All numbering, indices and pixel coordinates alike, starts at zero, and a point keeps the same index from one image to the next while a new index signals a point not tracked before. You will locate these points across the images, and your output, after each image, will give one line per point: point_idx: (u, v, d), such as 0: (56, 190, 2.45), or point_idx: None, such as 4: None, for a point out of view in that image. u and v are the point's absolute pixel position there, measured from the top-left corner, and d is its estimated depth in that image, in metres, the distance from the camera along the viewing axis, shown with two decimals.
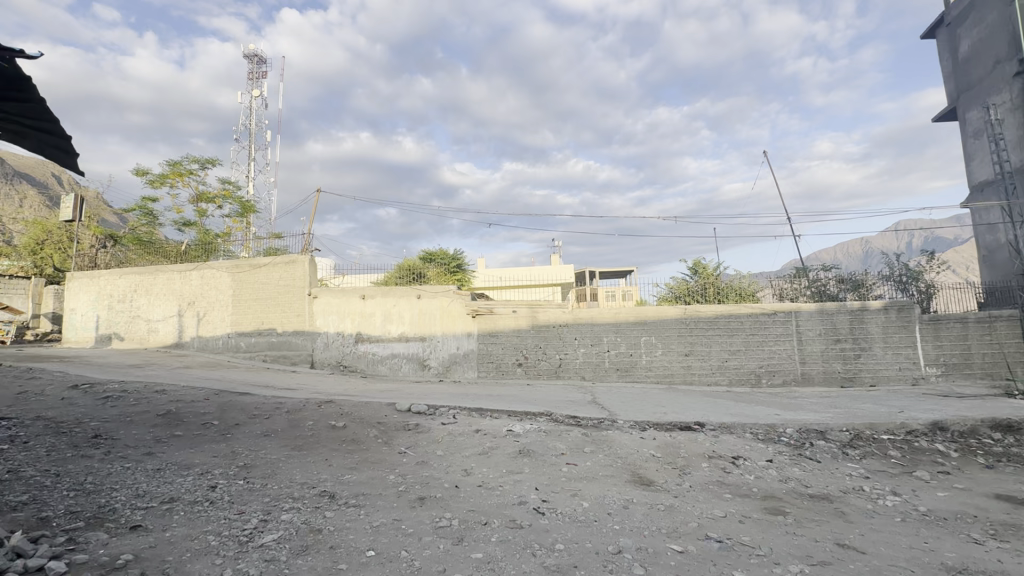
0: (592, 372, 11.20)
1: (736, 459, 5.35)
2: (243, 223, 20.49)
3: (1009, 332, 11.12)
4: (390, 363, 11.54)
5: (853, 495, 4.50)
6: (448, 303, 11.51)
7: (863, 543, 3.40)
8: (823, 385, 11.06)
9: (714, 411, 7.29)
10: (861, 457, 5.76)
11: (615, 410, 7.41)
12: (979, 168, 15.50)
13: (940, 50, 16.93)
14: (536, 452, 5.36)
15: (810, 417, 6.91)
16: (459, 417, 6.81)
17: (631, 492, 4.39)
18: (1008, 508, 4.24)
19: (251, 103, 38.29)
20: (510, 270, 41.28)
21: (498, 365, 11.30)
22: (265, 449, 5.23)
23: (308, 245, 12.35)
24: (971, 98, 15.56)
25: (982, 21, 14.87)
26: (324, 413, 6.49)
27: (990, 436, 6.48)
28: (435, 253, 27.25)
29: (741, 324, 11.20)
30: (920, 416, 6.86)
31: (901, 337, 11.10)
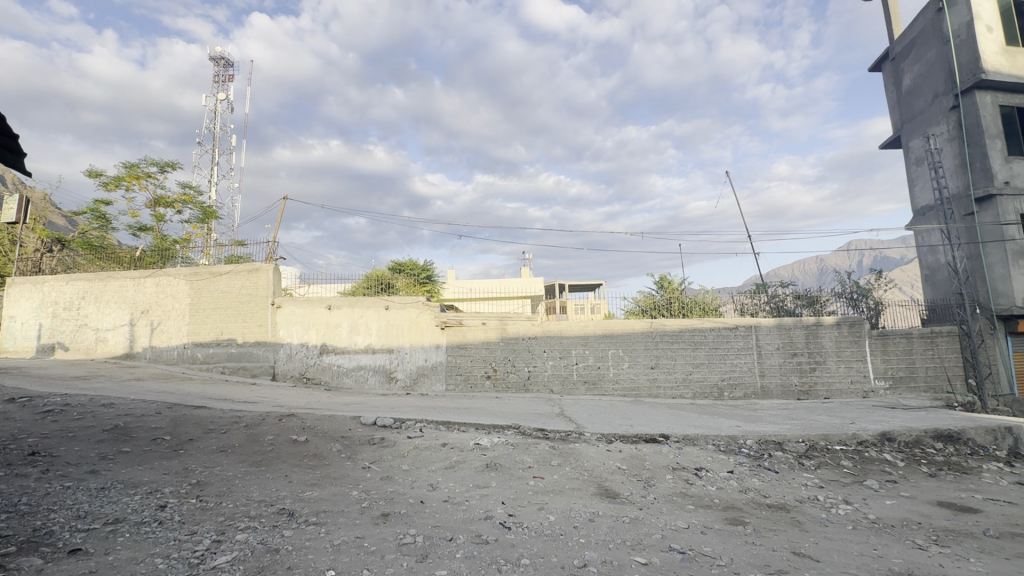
0: (561, 385, 11.25)
1: (699, 471, 5.47)
2: (204, 229, 19.75)
3: (949, 347, 11.96)
4: (356, 376, 11.28)
5: (808, 504, 4.66)
6: (417, 315, 11.38)
7: (817, 552, 3.51)
8: (782, 397, 11.46)
9: (678, 423, 7.43)
10: (816, 467, 5.98)
11: (582, 423, 7.46)
12: (921, 193, 16.55)
13: (885, 82, 18.13)
14: (503, 466, 5.33)
15: (769, 428, 7.14)
16: (425, 430, 6.70)
17: (597, 505, 4.41)
18: (949, 514, 4.49)
19: (216, 106, 37.33)
20: (480, 282, 41.37)
21: (466, 378, 11.22)
22: (222, 466, 5.01)
23: (273, 253, 12.03)
24: (913, 128, 16.66)
25: (922, 58, 16.01)
26: (285, 427, 6.28)
27: (933, 446, 6.85)
28: (405, 264, 26.99)
29: (705, 338, 11.52)
30: (871, 427, 7.17)
31: (852, 351, 11.64)
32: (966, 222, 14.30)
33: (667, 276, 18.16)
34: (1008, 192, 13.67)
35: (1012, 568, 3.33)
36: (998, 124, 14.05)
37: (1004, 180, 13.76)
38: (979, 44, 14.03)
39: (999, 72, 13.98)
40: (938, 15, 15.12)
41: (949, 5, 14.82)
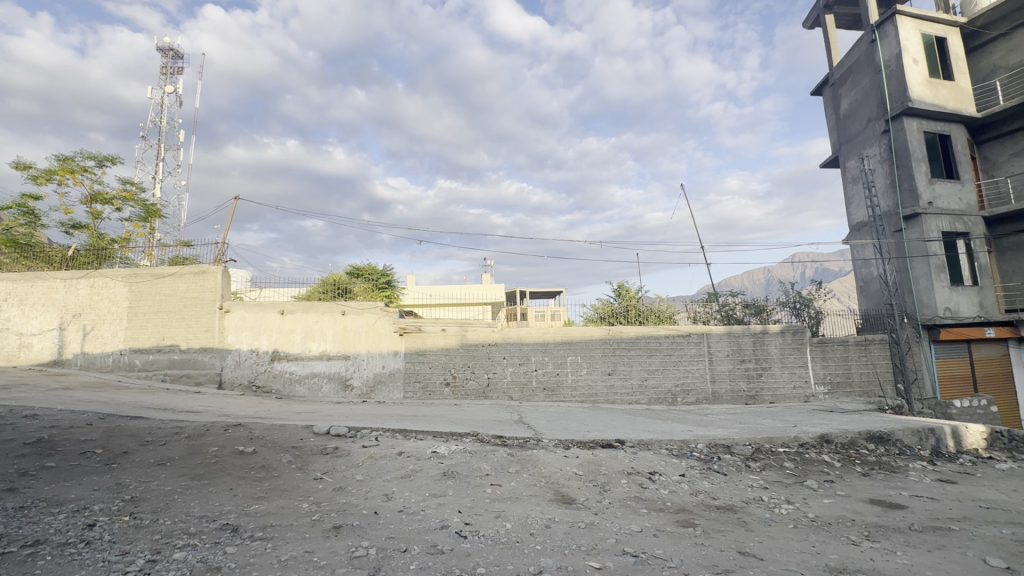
0: (520, 392, 11.28)
1: (652, 475, 5.60)
2: (146, 228, 18.62)
3: (880, 354, 12.84)
4: (309, 384, 10.89)
5: (754, 505, 4.86)
6: (375, 321, 11.14)
7: (762, 551, 3.67)
8: (731, 402, 11.93)
9: (634, 429, 7.59)
10: (761, 468, 6.25)
11: (540, 429, 7.50)
12: (856, 210, 17.74)
13: (825, 106, 19.39)
14: (460, 474, 5.28)
15: (719, 433, 7.41)
16: (381, 439, 6.55)
17: (554, 511, 4.44)
18: (880, 511, 4.79)
19: (163, 99, 35.46)
20: (440, 287, 41.11)
21: (424, 385, 11.05)
22: (159, 480, 4.71)
23: (222, 255, 11.50)
24: (850, 150, 17.87)
25: (858, 84, 17.24)
26: (230, 438, 5.97)
27: (866, 447, 7.30)
28: (363, 268, 26.39)
29: (660, 345, 11.86)
30: (811, 430, 7.57)
31: (795, 357, 12.28)
32: (896, 239, 15.44)
33: (624, 284, 18.67)
34: (931, 211, 14.87)
35: (933, 559, 3.60)
36: (923, 149, 15.27)
37: (928, 201, 14.97)
38: (907, 75, 15.23)
39: (924, 101, 15.20)
40: (872, 46, 16.33)
41: (881, 37, 16.03)
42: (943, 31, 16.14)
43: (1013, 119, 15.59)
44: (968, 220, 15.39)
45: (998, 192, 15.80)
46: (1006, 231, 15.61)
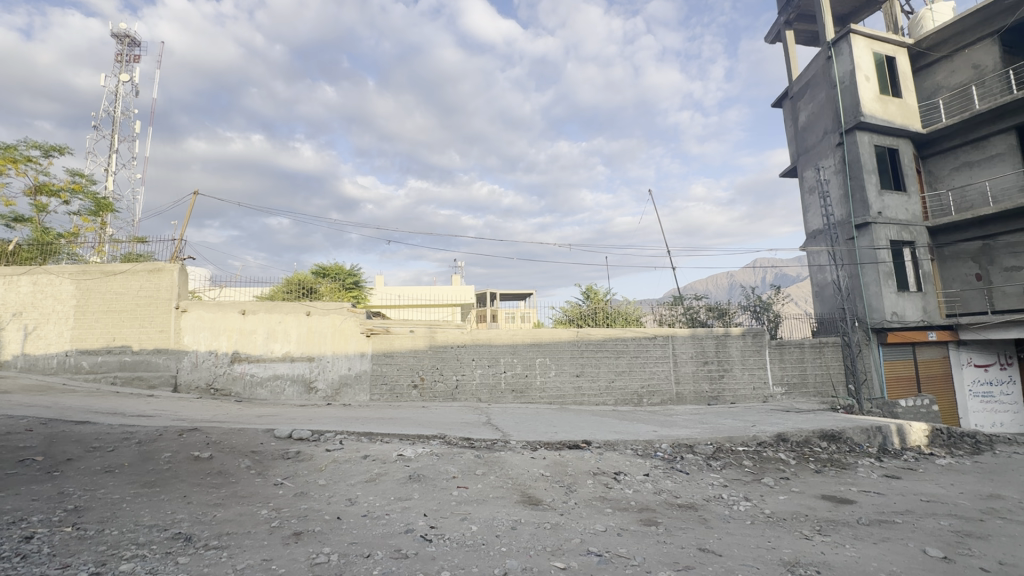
0: (489, 394, 11.26)
1: (617, 475, 5.68)
2: (97, 223, 17.66)
3: (834, 355, 13.44)
4: (271, 386, 10.55)
5: (714, 503, 5.00)
6: (341, 321, 10.90)
7: (721, 547, 3.78)
8: (694, 403, 12.25)
9: (601, 430, 7.70)
10: (722, 467, 6.45)
11: (508, 431, 7.50)
12: (812, 218, 18.53)
13: (785, 118, 20.20)
14: (426, 477, 5.22)
15: (682, 432, 7.59)
16: (346, 442, 6.41)
17: (520, 512, 4.45)
18: (830, 506, 5.02)
19: (117, 87, 33.81)
20: (409, 287, 40.65)
21: (392, 387, 10.89)
22: (105, 488, 4.46)
23: (180, 252, 11.02)
24: (807, 160, 18.67)
25: (815, 99, 18.05)
26: (185, 443, 5.71)
27: (819, 445, 7.62)
28: (330, 268, 25.81)
29: (626, 347, 12.07)
30: (769, 429, 7.84)
31: (755, 359, 12.71)
32: (848, 246, 16.23)
33: (593, 287, 18.91)
34: (880, 221, 15.69)
35: (879, 550, 3.79)
36: (874, 162, 16.11)
37: (878, 211, 15.80)
38: (860, 91, 16.04)
39: (875, 116, 16.04)
40: (828, 62, 17.12)
41: (837, 54, 16.83)
42: (892, 50, 17.08)
43: (954, 137, 16.63)
44: (913, 230, 16.32)
45: (940, 204, 16.82)
46: (947, 240, 16.64)
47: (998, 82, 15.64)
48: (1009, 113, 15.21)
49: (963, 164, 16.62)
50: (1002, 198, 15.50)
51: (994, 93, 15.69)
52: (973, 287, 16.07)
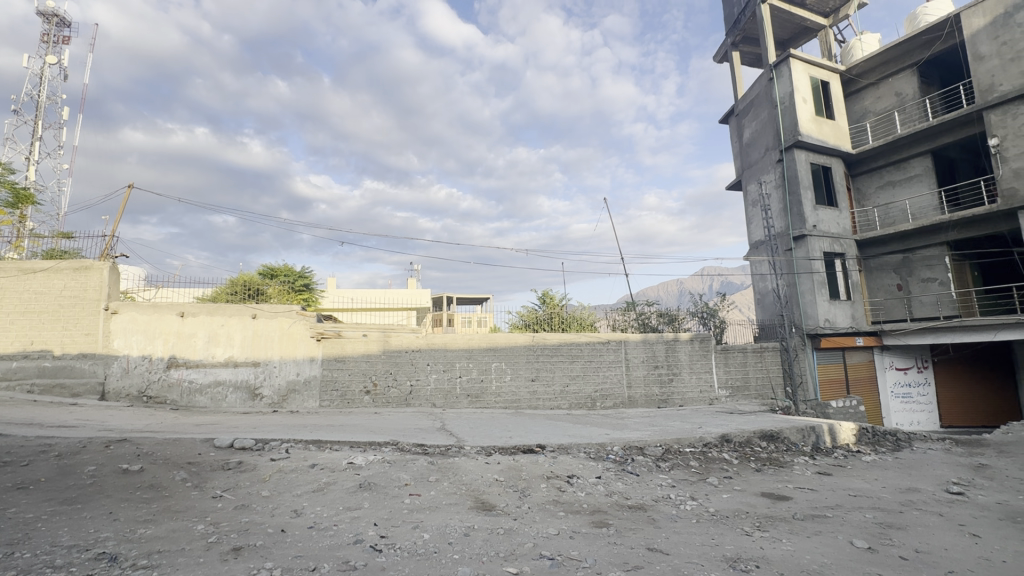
0: (443, 399, 11.14)
1: (570, 478, 5.75)
2: (14, 215, 16.13)
3: (773, 359, 14.23)
4: (211, 393, 9.97)
5: (662, 503, 5.15)
6: (290, 325, 10.47)
7: (668, 546, 3.89)
8: (645, 406, 12.60)
9: (555, 433, 7.78)
10: (670, 468, 6.65)
11: (462, 436, 7.43)
12: (755, 229, 19.56)
13: (731, 134, 21.29)
14: (377, 485, 5.08)
15: (633, 435, 7.80)
16: (293, 451, 6.16)
17: (473, 519, 4.42)
18: (769, 503, 5.28)
19: (43, 70, 31.25)
20: (363, 291, 39.68)
21: (343, 393, 10.55)
22: (17, 507, 4.05)
23: (111, 249, 10.26)
24: (751, 174, 19.69)
25: (758, 117, 19.11)
26: (113, 455, 5.30)
27: (760, 445, 8.02)
28: (278, 269, 24.79)
29: (581, 351, 12.27)
30: (714, 430, 8.18)
31: (702, 363, 13.26)
32: (787, 257, 17.23)
33: (548, 292, 19.15)
34: (815, 233, 16.77)
35: (813, 544, 4.02)
36: (810, 178, 17.22)
37: (813, 224, 16.90)
38: (798, 112, 17.12)
39: (811, 136, 17.16)
40: (770, 83, 18.17)
41: (778, 76, 17.89)
42: (827, 75, 18.34)
43: (879, 157, 18.04)
44: (844, 243, 17.55)
45: (868, 219, 18.20)
46: (873, 253, 18.01)
47: (917, 109, 17.14)
48: (926, 138, 16.66)
49: (887, 184, 18.05)
50: (920, 215, 16.96)
51: (914, 119, 17.17)
52: (895, 296, 17.45)
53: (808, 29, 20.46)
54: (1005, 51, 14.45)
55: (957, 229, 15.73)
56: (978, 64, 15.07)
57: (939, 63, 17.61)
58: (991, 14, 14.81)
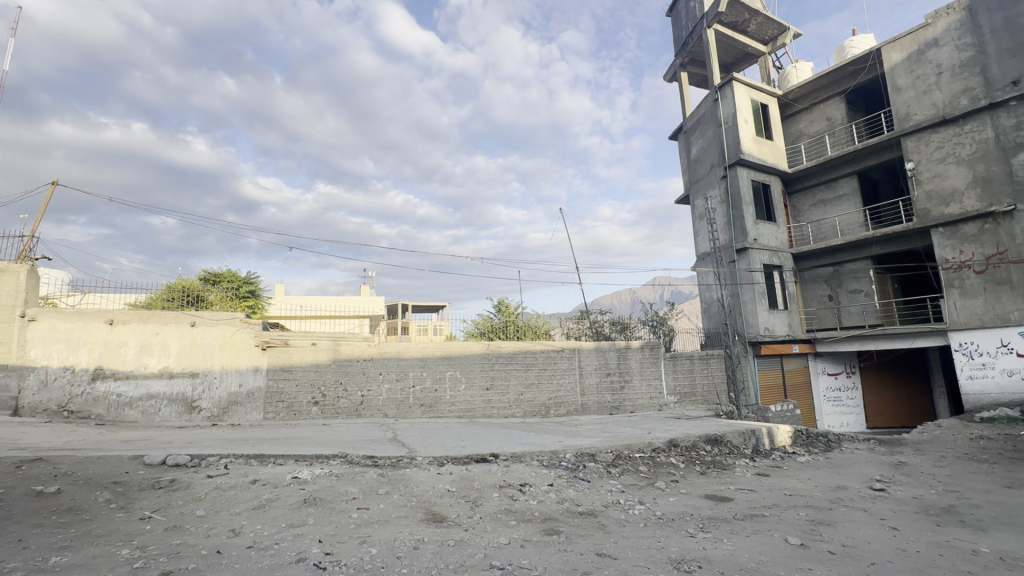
0: (396, 409, 10.90)
1: (523, 486, 5.76)
2: None
3: (718, 365, 14.91)
4: (143, 407, 9.31)
5: (612, 508, 5.26)
6: (232, 333, 9.97)
7: (617, 550, 3.97)
8: (597, 413, 12.84)
9: (508, 442, 7.77)
10: (620, 473, 6.80)
11: (414, 447, 7.29)
12: (701, 241, 20.45)
13: (679, 149, 22.23)
14: (323, 499, 4.90)
15: (585, 441, 7.92)
16: (232, 467, 5.83)
17: (423, 531, 4.33)
18: (712, 505, 5.50)
19: None
20: (314, 298, 38.41)
21: (289, 405, 10.12)
22: None
23: (30, 250, 9.44)
24: (697, 189, 20.62)
25: (705, 135, 20.07)
26: (25, 476, 4.84)
27: (705, 448, 8.35)
28: (222, 274, 23.56)
29: (535, 359, 12.36)
30: (663, 435, 8.43)
31: (652, 370, 13.68)
32: (730, 268, 18.11)
33: (504, 300, 19.25)
34: (756, 247, 17.75)
35: (750, 542, 4.22)
36: (751, 194, 18.22)
37: (754, 238, 17.89)
38: (740, 132, 18.12)
39: (752, 154, 18.19)
40: (715, 104, 19.17)
41: (722, 97, 18.90)
42: (766, 98, 19.53)
43: (812, 177, 19.36)
44: (781, 256, 18.66)
45: (802, 234, 19.45)
46: (807, 266, 19.24)
47: (845, 134, 18.57)
48: (852, 160, 18.04)
49: (819, 201, 19.37)
50: (847, 231, 18.31)
51: (842, 142, 18.57)
52: (826, 306, 18.71)
53: (749, 54, 21.77)
54: (918, 84, 15.93)
55: (879, 244, 17.08)
56: (896, 95, 16.52)
57: (863, 91, 19.19)
58: (906, 50, 16.31)
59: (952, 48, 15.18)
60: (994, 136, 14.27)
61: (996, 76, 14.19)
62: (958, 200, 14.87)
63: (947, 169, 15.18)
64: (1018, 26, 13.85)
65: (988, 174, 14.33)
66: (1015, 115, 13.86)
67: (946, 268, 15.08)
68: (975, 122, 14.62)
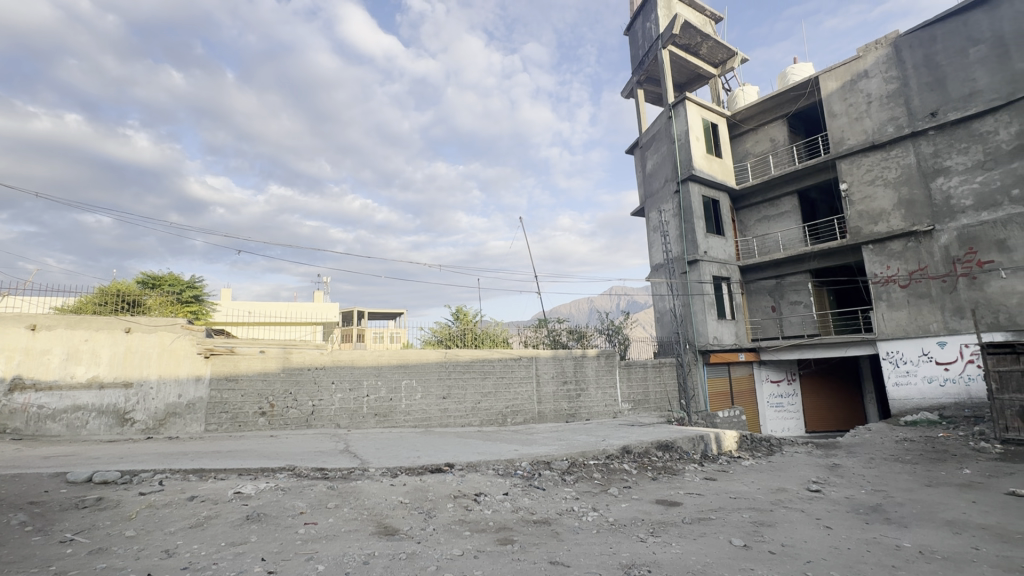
0: (348, 419, 10.57)
1: (478, 496, 5.71)
2: None
3: (670, 373, 15.40)
4: (68, 420, 8.57)
5: (566, 515, 5.29)
6: (172, 340, 9.41)
7: (569, 558, 4.00)
8: (554, 420, 12.95)
9: (464, 451, 7.70)
10: (574, 480, 6.87)
11: (367, 458, 7.10)
12: (655, 253, 21.11)
13: (635, 163, 22.93)
14: (268, 515, 4.68)
15: (541, 449, 7.96)
16: (168, 483, 5.48)
17: (374, 545, 4.21)
18: (662, 509, 5.64)
19: None
20: (263, 304, 36.89)
21: (233, 416, 9.62)
22: None
23: None
24: (652, 203, 21.32)
25: (659, 150, 20.82)
26: None
27: (656, 454, 8.57)
28: (162, 277, 22.22)
29: (492, 368, 12.34)
30: (616, 442, 8.60)
31: (608, 378, 13.96)
32: (682, 279, 18.78)
33: (462, 308, 19.17)
34: (706, 259, 18.50)
35: (697, 545, 4.36)
36: (701, 209, 19.02)
37: (704, 250, 18.65)
38: (692, 149, 18.93)
39: (703, 171, 19.03)
40: (669, 121, 19.94)
41: (675, 115, 19.70)
42: (716, 118, 20.50)
43: (757, 194, 20.44)
44: (729, 268, 19.54)
45: (748, 248, 20.46)
46: (752, 278, 20.24)
47: (786, 155, 19.76)
48: (793, 180, 19.20)
49: (763, 217, 20.47)
50: (788, 245, 19.42)
51: (784, 163, 19.75)
52: (770, 316, 19.73)
53: (700, 75, 22.84)
54: (851, 111, 17.20)
55: (817, 259, 18.20)
56: (832, 120, 17.77)
57: (803, 116, 20.53)
58: (841, 79, 17.58)
59: (880, 80, 16.50)
60: (916, 162, 15.57)
61: (917, 107, 15.52)
62: (886, 220, 16.09)
63: (876, 191, 16.42)
64: (935, 63, 15.23)
65: (911, 197, 15.61)
66: (933, 143, 15.21)
67: (875, 282, 16.25)
68: (900, 148, 15.92)
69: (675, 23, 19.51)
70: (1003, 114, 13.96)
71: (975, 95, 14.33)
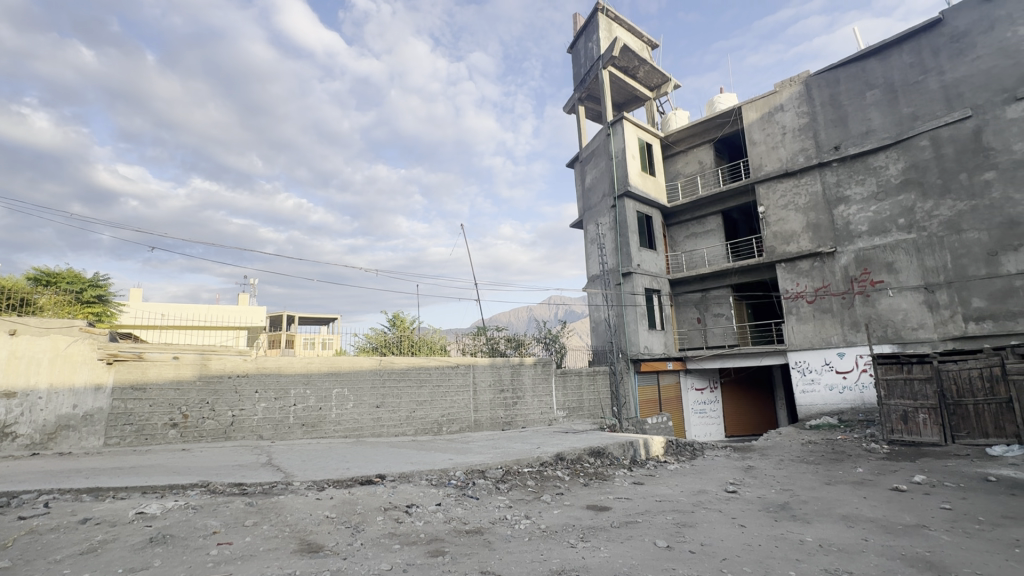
0: (272, 430, 9.97)
1: (409, 507, 5.57)
2: None
3: (604, 381, 15.90)
4: None
5: (498, 524, 5.29)
6: (68, 345, 8.44)
7: (500, 567, 3.99)
8: (490, 429, 12.95)
9: (397, 461, 7.51)
10: (508, 489, 6.88)
11: (291, 471, 6.74)
12: (591, 264, 21.79)
13: (575, 177, 23.63)
14: (176, 536, 4.31)
15: (476, 458, 7.92)
16: (56, 505, 4.88)
17: (295, 563, 3.98)
18: (592, 515, 5.77)
19: None
20: (181, 305, 34.25)
21: (138, 429, 8.76)
22: None
23: None
24: (590, 216, 22.03)
25: (597, 166, 21.60)
26: None
27: (588, 461, 8.80)
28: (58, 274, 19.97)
29: (429, 376, 12.15)
30: (550, 449, 8.76)
31: (544, 386, 14.21)
32: (616, 290, 19.50)
33: (399, 314, 18.79)
34: (638, 272, 19.36)
35: (624, 548, 4.51)
36: (635, 224, 19.92)
37: (637, 263, 19.51)
38: (628, 166, 19.81)
39: (638, 188, 19.95)
40: (607, 138, 20.74)
41: (613, 133, 20.53)
42: (651, 138, 21.62)
43: (686, 212, 21.74)
44: (659, 281, 20.56)
45: (677, 262, 21.66)
46: (680, 291, 21.42)
47: (712, 177, 21.19)
48: (718, 201, 20.60)
49: (691, 234, 21.77)
50: (713, 261, 20.76)
51: (710, 184, 21.15)
52: (695, 327, 20.95)
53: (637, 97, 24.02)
54: (768, 140, 18.77)
55: (737, 275, 19.58)
56: (752, 147, 19.28)
57: (727, 142, 22.14)
58: (760, 110, 19.16)
59: (793, 114, 18.17)
60: (821, 190, 17.25)
61: (824, 140, 17.23)
62: (796, 241, 17.65)
63: (788, 214, 17.98)
64: (839, 103, 17.01)
65: (817, 221, 17.24)
66: (836, 174, 16.92)
67: (787, 297, 17.74)
68: (809, 176, 17.55)
69: (615, 46, 20.40)
70: (892, 152, 15.72)
71: (870, 134, 16.12)
